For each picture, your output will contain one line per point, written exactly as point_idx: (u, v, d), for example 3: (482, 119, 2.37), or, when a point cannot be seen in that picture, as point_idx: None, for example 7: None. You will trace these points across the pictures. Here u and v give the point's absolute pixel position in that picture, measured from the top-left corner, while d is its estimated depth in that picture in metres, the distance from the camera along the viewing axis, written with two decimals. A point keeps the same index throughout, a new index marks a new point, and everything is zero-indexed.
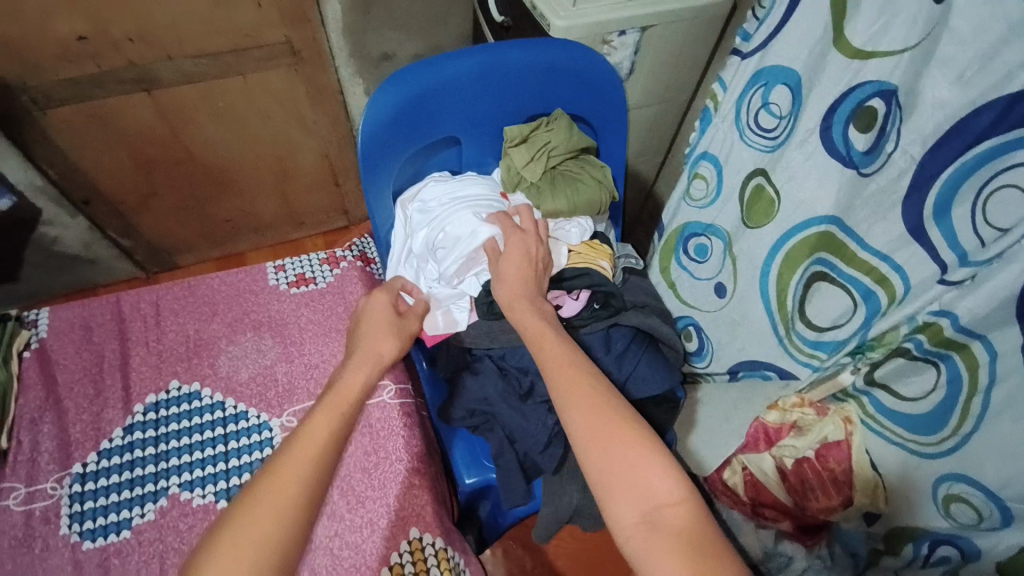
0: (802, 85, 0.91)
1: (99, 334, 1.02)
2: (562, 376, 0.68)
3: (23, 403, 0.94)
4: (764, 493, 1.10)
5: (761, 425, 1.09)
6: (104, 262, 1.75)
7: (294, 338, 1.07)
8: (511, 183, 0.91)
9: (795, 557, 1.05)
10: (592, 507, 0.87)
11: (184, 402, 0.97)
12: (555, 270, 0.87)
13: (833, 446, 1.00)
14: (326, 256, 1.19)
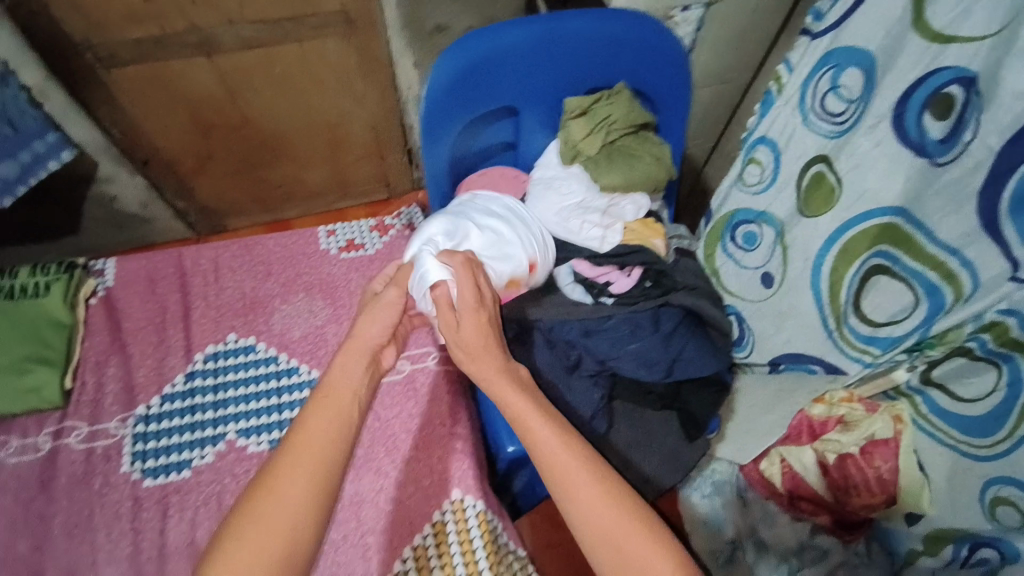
0: (877, 68, 0.88)
1: (161, 286, 1.06)
2: (553, 460, 0.63)
3: (91, 347, 0.99)
4: (803, 486, 1.10)
5: (805, 418, 1.09)
6: (159, 223, 1.82)
7: (344, 301, 1.08)
8: (569, 155, 0.88)
9: (831, 549, 1.07)
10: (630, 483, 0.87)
11: (240, 354, 1.01)
12: (610, 246, 0.87)
13: (880, 444, 0.97)
14: (376, 223, 1.19)
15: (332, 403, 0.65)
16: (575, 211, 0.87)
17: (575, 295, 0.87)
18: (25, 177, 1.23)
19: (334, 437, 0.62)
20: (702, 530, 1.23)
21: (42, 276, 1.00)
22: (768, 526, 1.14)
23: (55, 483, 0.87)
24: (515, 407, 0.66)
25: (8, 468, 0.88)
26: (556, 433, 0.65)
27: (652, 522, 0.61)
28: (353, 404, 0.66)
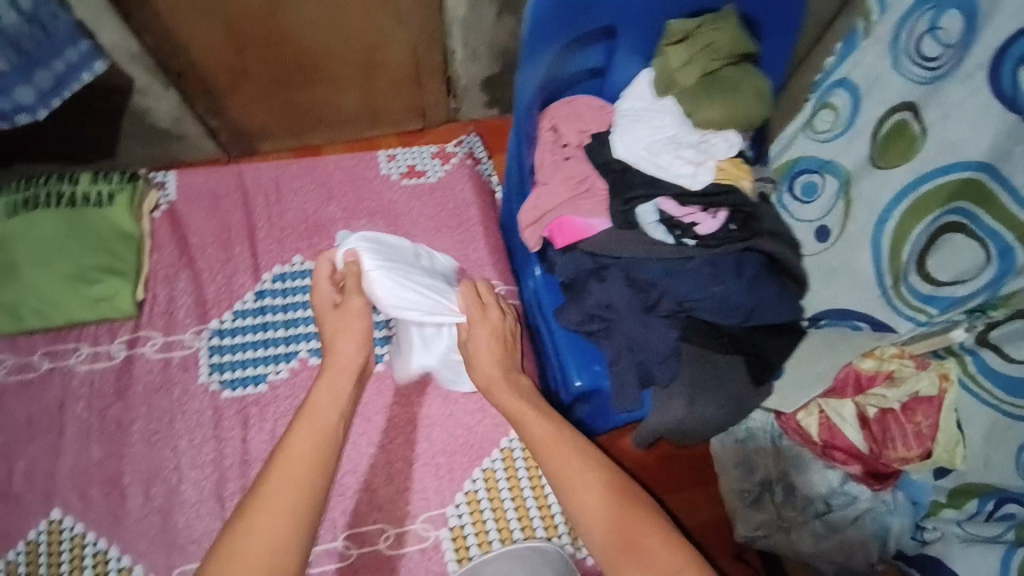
0: (980, 12, 0.81)
1: (225, 204, 1.04)
2: (551, 452, 0.75)
3: (158, 261, 0.99)
4: (839, 437, 1.02)
5: (853, 371, 1.00)
6: (191, 140, 1.56)
7: (407, 229, 1.07)
8: (662, 86, 0.84)
9: (860, 498, 1.06)
10: (689, 426, 0.89)
11: (306, 277, 1.01)
12: (700, 185, 0.83)
13: (923, 402, 0.93)
14: (437, 150, 1.16)
15: (320, 418, 0.70)
16: (667, 145, 0.83)
17: (656, 235, 0.85)
18: (55, 88, 1.03)
19: (322, 446, 0.66)
20: (730, 470, 1.19)
21: (104, 185, 0.97)
22: (800, 472, 1.11)
23: (132, 391, 0.89)
24: (518, 408, 0.81)
25: (84, 375, 0.90)
26: (549, 432, 0.78)
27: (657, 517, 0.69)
28: (336, 419, 0.70)
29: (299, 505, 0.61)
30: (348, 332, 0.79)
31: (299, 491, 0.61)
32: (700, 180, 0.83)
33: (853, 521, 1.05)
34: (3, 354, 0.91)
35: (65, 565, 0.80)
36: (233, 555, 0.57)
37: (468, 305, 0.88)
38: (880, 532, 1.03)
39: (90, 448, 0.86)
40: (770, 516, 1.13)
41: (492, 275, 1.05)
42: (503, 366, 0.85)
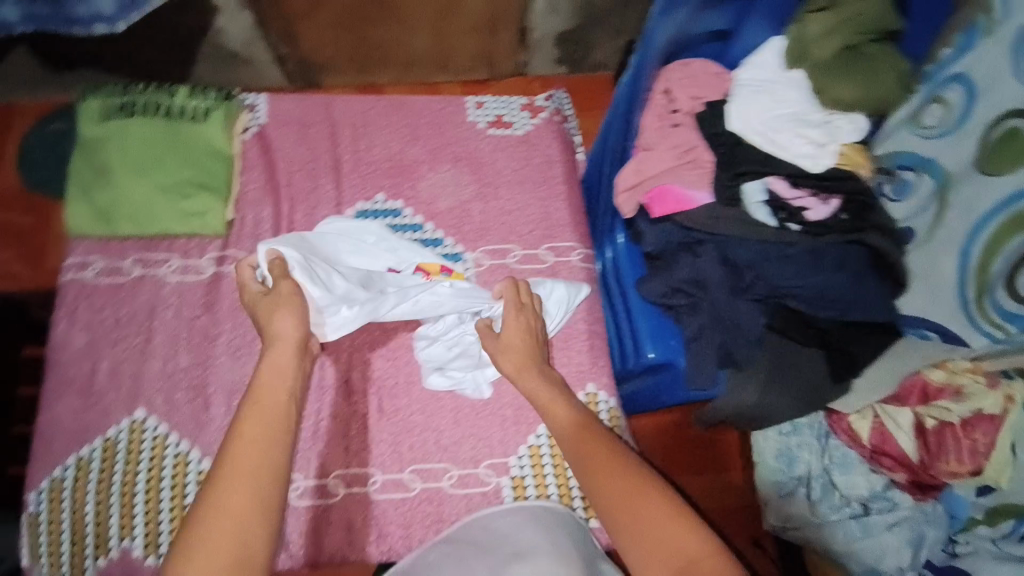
0: None
1: (313, 133, 1.04)
2: (573, 436, 0.80)
3: (246, 182, 0.99)
4: (890, 443, 0.97)
5: (919, 381, 0.94)
6: (257, 66, 1.46)
7: (490, 179, 1.05)
8: (794, 58, 0.83)
9: (901, 505, 0.99)
10: (755, 414, 0.89)
11: (387, 217, 1.00)
12: (820, 168, 0.83)
13: (985, 419, 0.88)
14: (527, 102, 1.12)
15: (262, 399, 0.71)
16: (788, 123, 0.82)
17: (758, 216, 0.82)
18: (135, 3, 1.00)
19: (269, 426, 0.69)
20: (768, 462, 1.08)
21: (200, 100, 0.97)
22: (844, 471, 1.02)
23: (219, 306, 0.92)
24: (544, 400, 0.84)
25: (173, 286, 0.92)
26: (575, 420, 0.82)
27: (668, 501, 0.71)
28: (283, 396, 0.72)
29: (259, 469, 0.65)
30: (285, 315, 0.78)
31: (252, 474, 0.64)
32: (824, 162, 0.83)
33: (889, 527, 0.99)
34: (94, 256, 0.92)
35: (144, 464, 0.84)
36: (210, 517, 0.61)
37: (506, 304, 0.90)
38: (915, 541, 0.98)
39: (175, 356, 0.89)
40: (802, 510, 1.05)
41: (571, 237, 1.03)
42: (525, 356, 0.87)
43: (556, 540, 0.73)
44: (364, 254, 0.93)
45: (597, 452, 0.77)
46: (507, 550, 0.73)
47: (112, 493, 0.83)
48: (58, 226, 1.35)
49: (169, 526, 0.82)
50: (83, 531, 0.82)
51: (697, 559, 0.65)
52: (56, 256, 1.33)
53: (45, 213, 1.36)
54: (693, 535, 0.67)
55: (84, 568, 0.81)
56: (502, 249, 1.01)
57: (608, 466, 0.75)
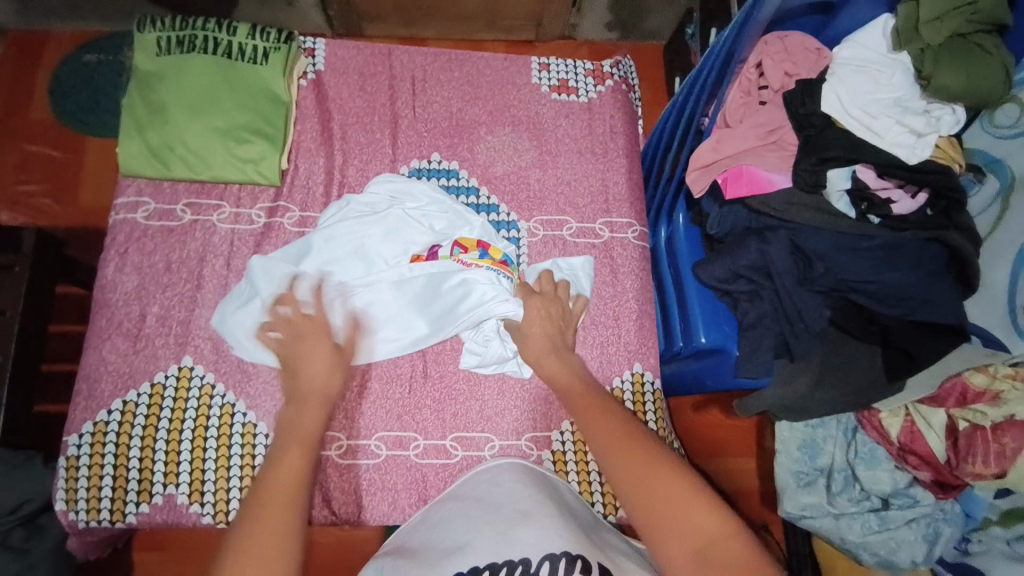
0: None
1: (371, 84, 1.01)
2: (589, 413, 0.75)
3: (301, 131, 0.97)
4: (919, 442, 0.95)
5: (958, 383, 0.92)
6: (301, 7, 1.37)
7: (550, 146, 1.01)
8: (901, 41, 0.79)
9: (922, 502, 0.99)
10: (802, 406, 0.88)
11: (443, 177, 0.97)
12: (917, 161, 0.79)
13: (1018, 426, 0.87)
14: (593, 68, 1.07)
15: (285, 460, 0.69)
16: (890, 108, 0.79)
17: (839, 205, 0.81)
18: None
19: (290, 487, 0.66)
20: (791, 452, 1.04)
21: (259, 40, 0.93)
22: (869, 467, 1.00)
23: None
24: (565, 378, 0.81)
25: (225, 233, 0.90)
26: (592, 397, 0.78)
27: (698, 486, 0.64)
28: (306, 455, 0.70)
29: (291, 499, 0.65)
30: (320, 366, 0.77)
31: (269, 536, 0.61)
32: (921, 155, 0.79)
33: (908, 522, 0.99)
34: (146, 197, 0.90)
35: (192, 412, 0.82)
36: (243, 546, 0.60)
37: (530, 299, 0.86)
38: (930, 538, 0.99)
39: None
40: (820, 500, 1.02)
41: (628, 213, 1.00)
42: (550, 347, 0.83)
43: (559, 507, 0.68)
44: (401, 227, 0.91)
45: (610, 429, 0.72)
46: (511, 508, 0.67)
47: (158, 439, 0.81)
48: (92, 163, 1.32)
49: (215, 475, 0.81)
50: (126, 475, 0.80)
51: (716, 540, 0.60)
52: (92, 193, 1.30)
53: (79, 148, 1.32)
54: (712, 516, 0.61)
55: (126, 513, 0.80)
56: (557, 220, 0.98)
57: (620, 439, 0.70)
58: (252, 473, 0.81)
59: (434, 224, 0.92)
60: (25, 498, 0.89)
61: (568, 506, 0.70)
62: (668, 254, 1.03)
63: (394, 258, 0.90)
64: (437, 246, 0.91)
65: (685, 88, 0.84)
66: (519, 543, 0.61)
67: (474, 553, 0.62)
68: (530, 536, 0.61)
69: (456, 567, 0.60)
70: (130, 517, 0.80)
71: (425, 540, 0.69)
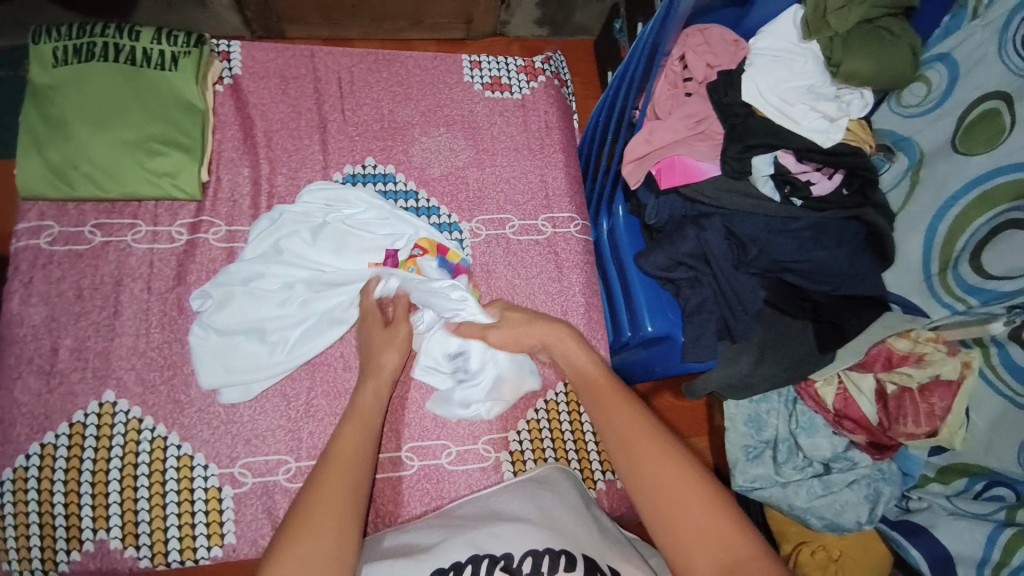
0: None
1: (295, 88, 0.96)
2: (612, 411, 0.70)
3: (221, 140, 0.91)
4: (853, 407, 0.99)
5: (884, 349, 0.96)
6: (214, 8, 1.29)
7: (487, 145, 1.00)
8: (813, 27, 0.82)
9: (860, 464, 1.04)
10: (746, 385, 0.91)
11: (379, 182, 0.94)
12: (830, 143, 0.83)
13: (943, 384, 0.92)
14: (525, 64, 1.07)
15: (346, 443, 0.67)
16: (805, 95, 0.83)
17: (765, 190, 0.84)
18: None
19: (352, 471, 0.64)
20: (739, 428, 1.08)
21: (166, 44, 0.87)
22: (809, 435, 1.05)
23: (193, 276, 0.84)
24: (582, 367, 0.76)
25: (144, 254, 0.84)
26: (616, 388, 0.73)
27: (725, 500, 0.62)
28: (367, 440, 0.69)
29: (354, 461, 0.65)
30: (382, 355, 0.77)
31: (338, 490, 0.62)
32: (833, 138, 0.83)
33: (848, 485, 1.05)
34: (50, 220, 0.83)
35: (118, 450, 0.76)
36: (312, 499, 0.60)
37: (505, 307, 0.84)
38: (871, 497, 1.04)
39: (148, 331, 0.81)
40: (768, 472, 1.07)
41: (569, 208, 1.00)
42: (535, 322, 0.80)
43: (543, 505, 0.68)
44: (346, 236, 0.88)
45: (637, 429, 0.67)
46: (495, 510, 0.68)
47: (83, 482, 0.74)
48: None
49: (150, 516, 0.75)
50: (52, 523, 0.73)
51: (744, 560, 0.57)
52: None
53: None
54: (741, 534, 0.59)
55: (58, 563, 0.73)
56: (499, 219, 0.97)
57: (649, 438, 0.66)
58: (192, 508, 0.76)
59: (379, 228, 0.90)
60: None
61: (554, 496, 0.70)
62: (609, 246, 1.04)
63: (346, 268, 0.88)
64: (392, 250, 0.89)
65: (615, 82, 0.85)
66: (500, 536, 0.62)
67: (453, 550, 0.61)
68: (508, 532, 0.62)
69: (438, 562, 0.60)
70: (62, 567, 0.73)
71: (413, 538, 0.66)
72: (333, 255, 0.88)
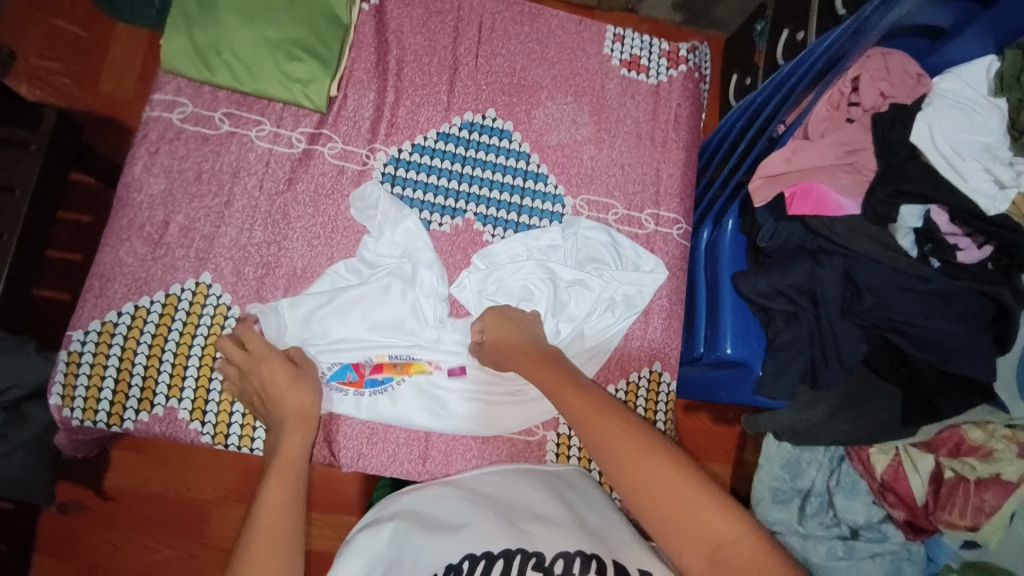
0: None
1: (436, 22, 0.95)
2: (574, 406, 0.65)
3: (356, 59, 0.91)
4: (901, 482, 1.03)
5: (956, 436, 1.02)
6: None
7: (610, 125, 0.97)
8: (1005, 83, 0.76)
9: (890, 539, 1.09)
10: (810, 433, 0.89)
11: (495, 136, 0.93)
12: (989, 211, 0.75)
13: (999, 484, 0.96)
14: (668, 49, 1.02)
15: (268, 501, 0.61)
16: (977, 151, 0.76)
17: (903, 241, 0.79)
18: None
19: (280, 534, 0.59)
20: (775, 469, 1.11)
21: None
22: (846, 496, 1.09)
23: (303, 185, 0.86)
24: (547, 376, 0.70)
25: (263, 152, 0.85)
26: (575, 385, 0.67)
27: (703, 483, 0.56)
28: (290, 497, 0.62)
29: (280, 519, 0.60)
30: (297, 398, 0.71)
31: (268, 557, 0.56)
32: (992, 207, 0.75)
33: (872, 555, 1.08)
34: (184, 98, 0.84)
35: (204, 329, 0.79)
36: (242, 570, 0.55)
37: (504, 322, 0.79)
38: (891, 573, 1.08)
39: (251, 228, 0.83)
40: (790, 518, 1.10)
41: (676, 209, 0.96)
42: (519, 344, 0.76)
43: (573, 509, 0.65)
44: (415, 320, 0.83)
45: (607, 421, 0.62)
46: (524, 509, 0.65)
47: (166, 350, 0.78)
48: (116, 52, 1.25)
49: (218, 398, 0.78)
50: (128, 381, 0.77)
51: (729, 544, 0.53)
52: (112, 82, 1.24)
53: (103, 32, 1.25)
54: (725, 519, 0.54)
55: (123, 419, 0.77)
56: (604, 203, 0.94)
57: (615, 430, 0.61)
58: None
59: (574, 252, 0.90)
60: (10, 383, 0.88)
61: (582, 499, 0.69)
62: (706, 258, 0.98)
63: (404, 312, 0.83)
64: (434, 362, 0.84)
65: (765, 92, 0.84)
66: (538, 536, 0.59)
67: (479, 534, 0.60)
68: (545, 533, 0.59)
69: (469, 548, 0.58)
70: (128, 424, 0.77)
71: (432, 510, 0.66)
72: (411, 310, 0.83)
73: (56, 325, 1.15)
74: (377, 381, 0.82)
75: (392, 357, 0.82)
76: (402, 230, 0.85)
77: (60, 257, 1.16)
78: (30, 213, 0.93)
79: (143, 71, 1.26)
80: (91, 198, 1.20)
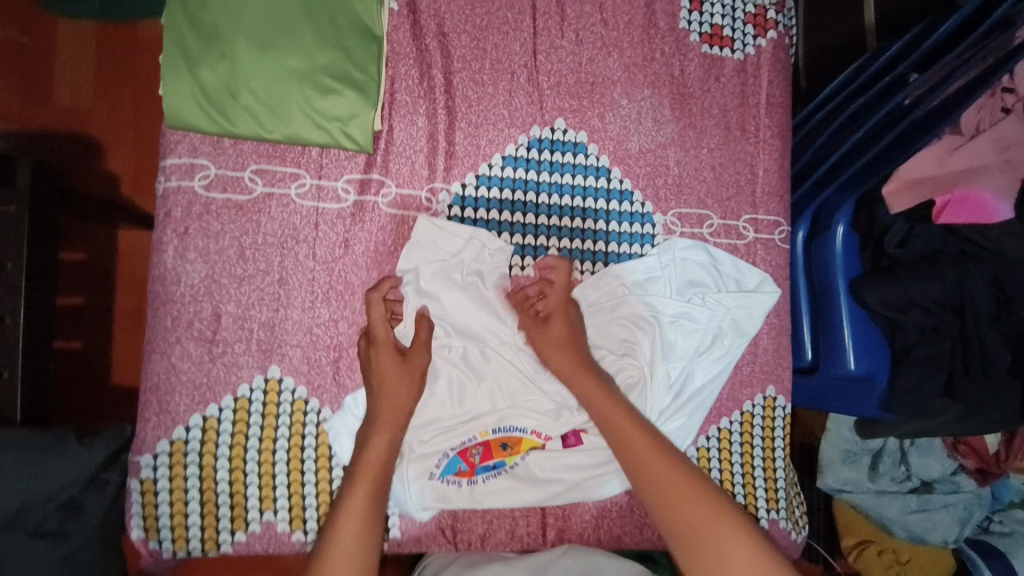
0: None
1: (482, 14, 0.77)
2: (636, 450, 0.68)
3: (396, 78, 0.75)
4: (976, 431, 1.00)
5: None
6: None
7: (695, 119, 0.83)
8: None
9: (963, 489, 1.01)
10: (933, 431, 0.85)
11: (569, 152, 0.79)
12: None
13: None
14: (754, 12, 0.85)
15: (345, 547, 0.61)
16: None
17: None
18: None
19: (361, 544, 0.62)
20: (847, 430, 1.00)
21: None
22: (922, 454, 1.01)
23: (361, 245, 0.73)
24: (606, 410, 0.70)
25: (308, 213, 0.72)
26: (640, 432, 0.69)
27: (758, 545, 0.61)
28: (369, 539, 0.63)
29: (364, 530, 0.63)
30: (396, 396, 0.68)
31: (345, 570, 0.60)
32: None
33: (945, 506, 1.00)
34: (203, 158, 0.70)
35: (284, 430, 0.70)
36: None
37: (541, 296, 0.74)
38: (964, 519, 1.01)
39: (314, 306, 0.71)
40: (861, 477, 1.01)
41: (777, 210, 0.85)
42: (573, 358, 0.71)
43: None
44: (515, 390, 0.75)
45: (670, 474, 0.66)
46: None
47: (249, 460, 0.69)
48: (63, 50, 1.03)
49: (317, 501, 0.71)
50: (215, 500, 0.69)
51: None
52: (68, 90, 1.03)
53: (44, 31, 1.02)
54: None
55: (220, 542, 0.70)
56: (698, 214, 0.83)
57: (680, 486, 0.65)
58: None
59: (671, 282, 0.80)
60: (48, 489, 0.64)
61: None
62: (808, 263, 0.87)
63: (498, 382, 0.75)
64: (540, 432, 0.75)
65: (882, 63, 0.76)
66: None
67: None
68: None
69: None
70: (225, 546, 0.70)
71: None
72: (502, 378, 0.75)
73: (79, 387, 1.01)
74: (488, 467, 0.74)
75: (497, 435, 0.75)
76: (469, 274, 0.74)
77: (66, 302, 1.01)
78: (30, 287, 0.74)
79: (102, 71, 1.04)
80: (85, 233, 1.02)
